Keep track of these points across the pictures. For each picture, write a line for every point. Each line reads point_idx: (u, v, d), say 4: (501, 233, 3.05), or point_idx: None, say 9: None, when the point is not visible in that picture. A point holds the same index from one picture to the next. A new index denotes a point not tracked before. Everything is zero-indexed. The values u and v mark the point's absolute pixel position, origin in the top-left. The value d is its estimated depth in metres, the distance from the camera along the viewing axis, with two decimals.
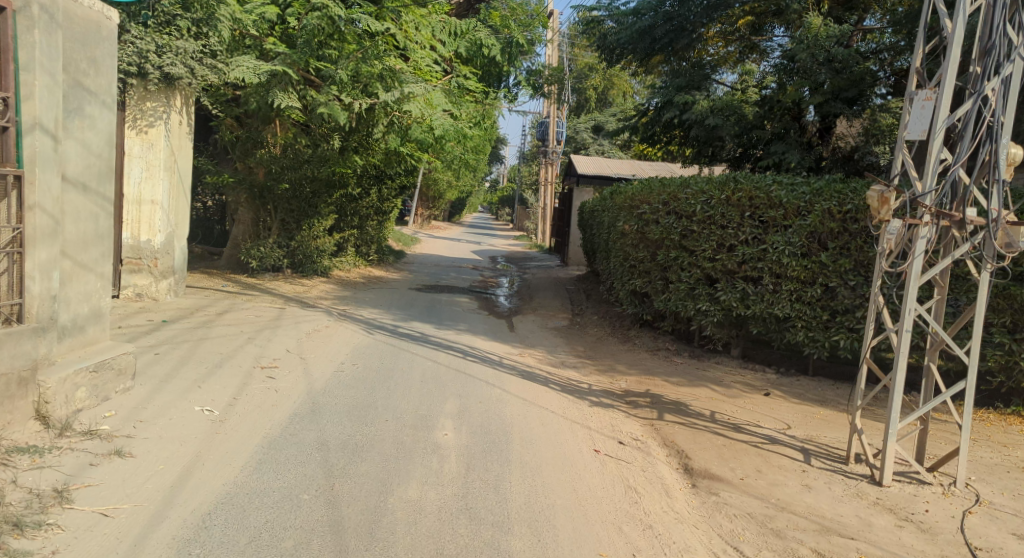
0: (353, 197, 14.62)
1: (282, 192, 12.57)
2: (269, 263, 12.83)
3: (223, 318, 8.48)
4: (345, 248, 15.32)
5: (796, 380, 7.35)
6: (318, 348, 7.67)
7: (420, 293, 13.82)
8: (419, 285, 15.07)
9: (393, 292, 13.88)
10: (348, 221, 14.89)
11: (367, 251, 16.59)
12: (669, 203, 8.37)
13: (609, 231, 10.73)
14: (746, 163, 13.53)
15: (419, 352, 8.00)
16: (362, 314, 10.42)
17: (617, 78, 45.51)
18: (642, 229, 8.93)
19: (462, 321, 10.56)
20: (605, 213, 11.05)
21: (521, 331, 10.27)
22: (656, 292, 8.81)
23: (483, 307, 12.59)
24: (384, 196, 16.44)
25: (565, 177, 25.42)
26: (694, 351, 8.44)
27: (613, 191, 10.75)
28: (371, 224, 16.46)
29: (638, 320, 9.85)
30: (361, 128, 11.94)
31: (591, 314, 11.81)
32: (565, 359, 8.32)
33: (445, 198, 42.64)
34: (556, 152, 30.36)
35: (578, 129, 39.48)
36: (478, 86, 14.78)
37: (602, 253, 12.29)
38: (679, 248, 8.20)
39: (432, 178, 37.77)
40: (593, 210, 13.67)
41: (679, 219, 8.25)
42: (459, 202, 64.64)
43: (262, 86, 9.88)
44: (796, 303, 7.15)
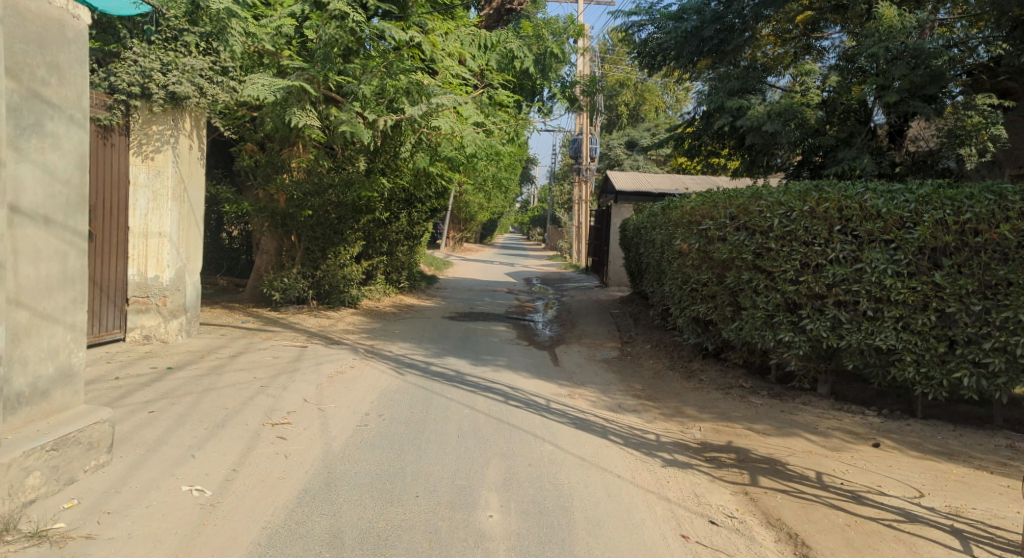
0: (381, 221, 13.80)
1: (305, 218, 11.68)
2: (294, 295, 12.05)
3: (236, 361, 7.59)
4: (374, 276, 14.50)
5: (903, 424, 6.17)
6: (341, 395, 6.71)
7: (455, 323, 12.90)
8: (453, 313, 14.16)
9: (425, 321, 12.99)
10: (377, 246, 14.08)
11: (397, 278, 15.76)
12: (739, 217, 7.31)
13: (662, 250, 9.66)
14: (805, 172, 12.38)
15: (457, 397, 7.00)
16: (392, 349, 9.51)
17: (649, 92, 44.52)
18: (705, 248, 7.88)
19: (502, 355, 9.56)
20: (656, 230, 9.99)
21: (567, 364, 9.23)
22: (724, 320, 7.71)
23: (523, 337, 11.61)
24: (414, 220, 15.62)
25: (602, 194, 24.35)
26: (772, 388, 7.31)
27: (666, 206, 9.70)
28: (401, 249, 15.64)
29: (701, 351, 8.74)
30: (388, 147, 11.15)
31: (642, 342, 10.72)
32: (623, 400, 7.26)
33: (476, 220, 41.93)
34: (590, 169, 29.41)
35: (611, 145, 38.46)
36: (510, 99, 13.91)
37: (651, 276, 11.23)
38: (753, 269, 7.10)
39: (464, 200, 37.08)
40: (638, 227, 12.62)
41: (751, 235, 7.17)
42: (491, 223, 64.05)
43: (278, 104, 9.07)
44: (903, 332, 5.99)
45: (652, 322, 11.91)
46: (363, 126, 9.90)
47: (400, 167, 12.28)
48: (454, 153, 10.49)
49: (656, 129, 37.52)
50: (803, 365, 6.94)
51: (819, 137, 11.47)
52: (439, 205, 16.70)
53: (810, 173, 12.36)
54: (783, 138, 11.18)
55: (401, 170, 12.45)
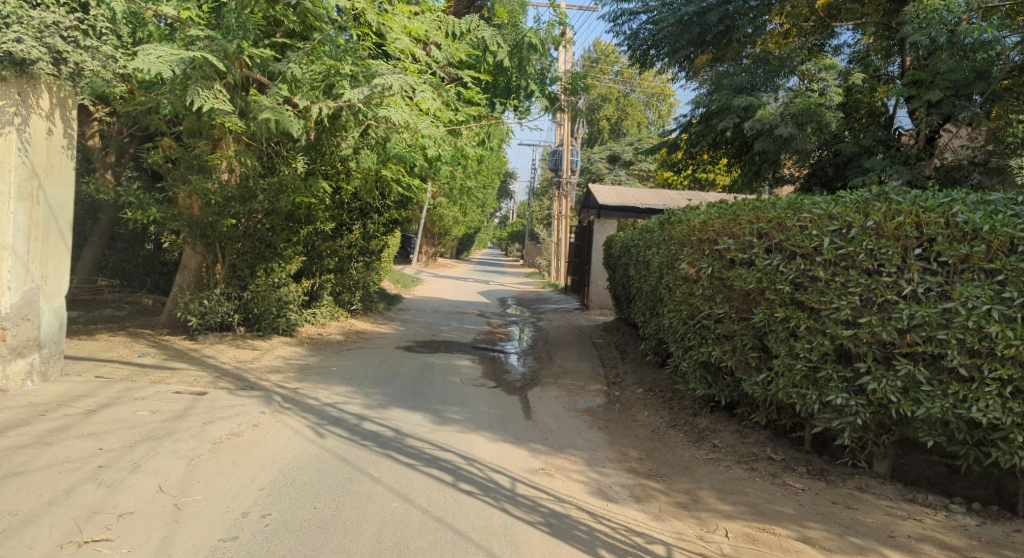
0: (327, 233, 11.87)
1: (229, 228, 9.81)
2: (215, 320, 10.11)
3: (91, 419, 5.57)
4: (319, 296, 12.55)
5: (1010, 530, 4.34)
6: (222, 478, 4.73)
7: (411, 354, 11.01)
8: (410, 340, 12.24)
9: (375, 352, 11.04)
10: (322, 263, 12.13)
11: (348, 299, 13.83)
12: (772, 235, 5.53)
13: (661, 274, 7.86)
14: (817, 184, 10.80)
15: (389, 478, 5.05)
16: (321, 395, 7.55)
17: (632, 106, 43.34)
18: (722, 273, 6.11)
19: (460, 403, 7.64)
20: (652, 250, 8.20)
21: (540, 416, 7.33)
22: (746, 369, 5.89)
23: (489, 373, 9.74)
24: (371, 234, 13.70)
25: (581, 209, 22.66)
26: (811, 463, 5.46)
27: (665, 219, 7.93)
28: (354, 266, 13.72)
29: (711, 404, 6.91)
30: (329, 140, 9.29)
31: (632, 385, 8.88)
32: (616, 479, 5.36)
33: (452, 235, 40.09)
34: (571, 182, 27.79)
35: (593, 159, 36.98)
36: (480, 96, 12.15)
37: (644, 306, 9.43)
38: (791, 306, 5.30)
39: (437, 213, 35.28)
40: (627, 246, 10.86)
41: (789, 259, 5.41)
42: (467, 238, 62.27)
43: (177, 81, 7.23)
44: (1012, 402, 4.15)
45: (643, 359, 10.10)
46: (292, 114, 8.03)
47: (346, 168, 10.40)
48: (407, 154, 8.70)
49: (640, 144, 36.25)
50: (858, 436, 5.11)
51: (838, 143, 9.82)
52: (403, 217, 14.84)
53: (823, 186, 10.74)
54: (798, 144, 9.54)
55: (349, 173, 10.64)
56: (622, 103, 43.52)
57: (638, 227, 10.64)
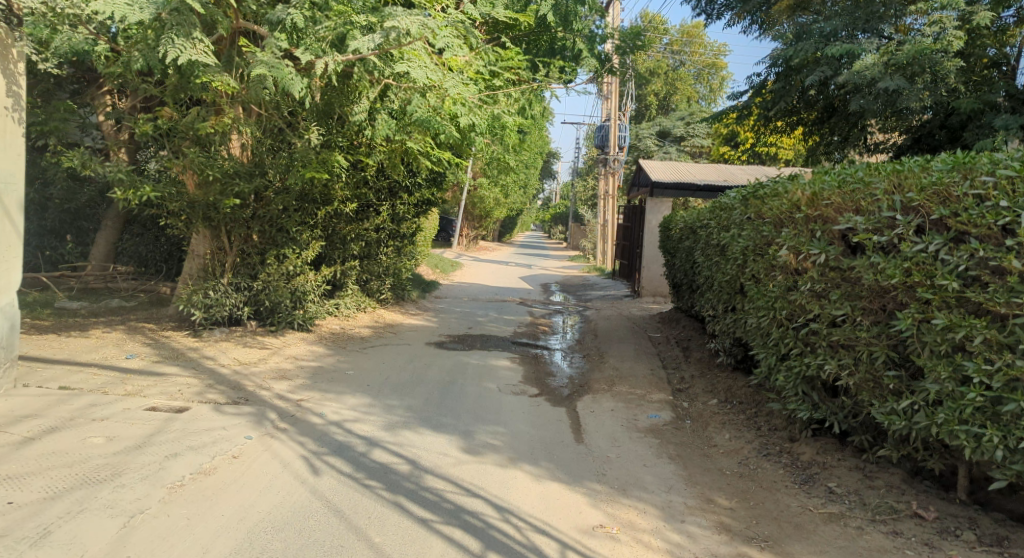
0: (348, 214, 10.59)
1: (232, 210, 8.65)
2: (220, 315, 8.99)
3: (22, 453, 4.38)
4: (343, 285, 11.31)
5: None
6: (162, 549, 3.43)
7: (442, 352, 9.69)
8: (442, 334, 10.92)
9: (402, 349, 9.74)
10: (344, 248, 10.87)
11: (376, 288, 12.60)
12: (926, 208, 3.75)
13: (744, 261, 6.29)
14: (921, 148, 9.07)
15: (394, 547, 3.68)
16: (328, 410, 6.25)
17: (682, 80, 41.17)
18: (839, 261, 4.54)
19: (495, 420, 6.25)
20: (731, 231, 6.62)
21: (595, 439, 5.90)
22: (874, 392, 4.31)
23: (530, 377, 8.34)
24: (400, 216, 12.39)
25: (631, 188, 21.01)
26: (981, 524, 3.88)
27: (749, 192, 6.33)
28: (383, 251, 12.47)
29: (817, 429, 5.35)
30: (343, 103, 7.99)
31: (704, 395, 7.36)
32: (703, 546, 3.89)
33: (493, 217, 38.76)
34: (619, 159, 26.11)
35: (641, 135, 35.06)
36: (521, 57, 10.71)
37: (717, 297, 7.88)
38: (959, 311, 3.55)
39: (477, 194, 33.98)
40: (692, 225, 9.28)
41: (953, 243, 3.62)
42: (510, 220, 60.88)
43: (152, 32, 6.07)
44: None
45: (713, 361, 8.56)
46: (293, 71, 6.76)
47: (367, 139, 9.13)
48: (431, 120, 7.37)
49: (691, 118, 34.30)
50: None
51: (953, 98, 8.07)
52: (436, 198, 13.47)
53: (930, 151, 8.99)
54: (908, 100, 7.81)
55: (372, 143, 9.35)
56: (671, 76, 41.39)
57: (704, 205, 9.06)
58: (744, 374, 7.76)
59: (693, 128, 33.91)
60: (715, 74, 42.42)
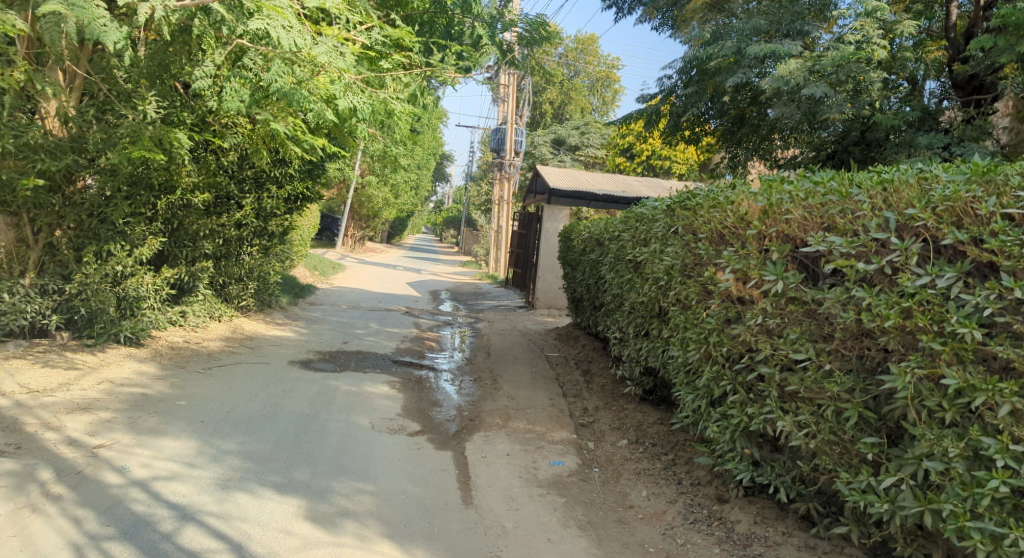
0: (199, 207, 8.84)
1: (34, 192, 6.77)
2: (14, 325, 7.02)
3: None
4: (192, 290, 9.46)
5: None
6: None
7: (307, 373, 8.22)
8: (311, 349, 9.41)
9: (259, 368, 8.12)
10: (194, 246, 9.06)
11: (236, 293, 10.84)
12: (932, 231, 2.88)
13: (668, 283, 5.36)
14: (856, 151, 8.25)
15: None
16: (134, 462, 4.69)
17: (577, 90, 41.18)
18: (799, 293, 3.64)
19: (362, 473, 4.95)
20: (652, 246, 5.71)
21: (486, 500, 4.74)
22: (841, 460, 3.42)
23: (410, 407, 7.07)
24: (267, 211, 10.70)
25: (526, 194, 20.17)
26: None
27: (676, 202, 5.41)
28: (246, 250, 10.74)
29: (754, 491, 4.46)
30: (187, 61, 6.43)
31: (612, 435, 6.39)
32: None
33: (382, 218, 36.88)
34: (515, 164, 25.25)
35: (536, 141, 34.45)
36: (413, 38, 9.44)
37: (627, 318, 6.98)
38: (978, 370, 2.69)
39: (364, 192, 32.07)
40: (600, 236, 8.38)
41: (969, 279, 2.77)
42: (400, 222, 58.80)
43: None
44: None
45: (620, 391, 7.65)
46: (107, 15, 5.17)
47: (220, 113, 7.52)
48: (292, 92, 5.98)
49: (587, 128, 34.11)
50: None
51: (871, 111, 7.63)
52: (314, 193, 11.83)
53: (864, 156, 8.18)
54: (831, 109, 7.25)
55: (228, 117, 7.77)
56: (567, 86, 41.32)
57: (614, 214, 8.18)
58: (655, 410, 6.87)
59: (588, 138, 33.77)
60: (608, 88, 42.75)
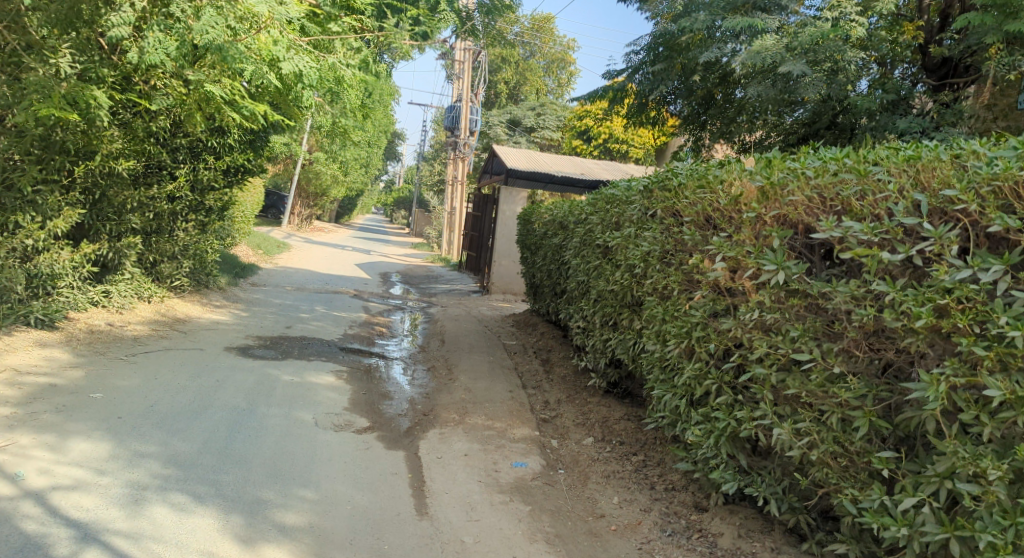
0: (126, 175, 7.96)
1: None
2: None
3: None
4: (117, 268, 8.59)
5: None
6: None
7: (245, 361, 7.53)
8: (250, 334, 8.70)
9: (190, 355, 7.39)
10: (119, 220, 8.16)
11: (168, 272, 9.97)
12: (973, 218, 2.50)
13: (645, 270, 4.94)
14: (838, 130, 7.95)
15: None
16: (31, 468, 4.00)
17: (532, 70, 40.55)
18: (803, 285, 3.24)
19: (302, 479, 4.38)
20: (626, 230, 5.27)
21: (444, 510, 4.24)
22: (847, 474, 3.05)
23: (358, 400, 6.51)
24: (204, 183, 9.86)
25: (481, 174, 19.60)
26: None
27: (655, 181, 4.98)
28: (179, 226, 9.88)
29: (738, 500, 4.09)
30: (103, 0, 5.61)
31: (577, 432, 5.98)
32: None
33: (330, 196, 35.65)
34: (469, 144, 24.56)
35: (491, 121, 33.74)
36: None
37: (594, 306, 6.56)
38: None
39: (312, 168, 30.82)
40: (564, 218, 7.93)
41: (1015, 274, 2.40)
42: (349, 200, 57.23)
43: None
44: None
45: (583, 384, 7.24)
46: None
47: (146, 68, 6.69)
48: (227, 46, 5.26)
49: (542, 109, 33.58)
50: None
51: (848, 94, 7.35)
52: (256, 165, 11.01)
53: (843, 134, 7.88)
54: (808, 89, 6.93)
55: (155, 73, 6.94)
56: (522, 66, 40.65)
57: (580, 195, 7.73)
58: (621, 405, 6.48)
59: (544, 119, 33.25)
60: (564, 70, 42.24)
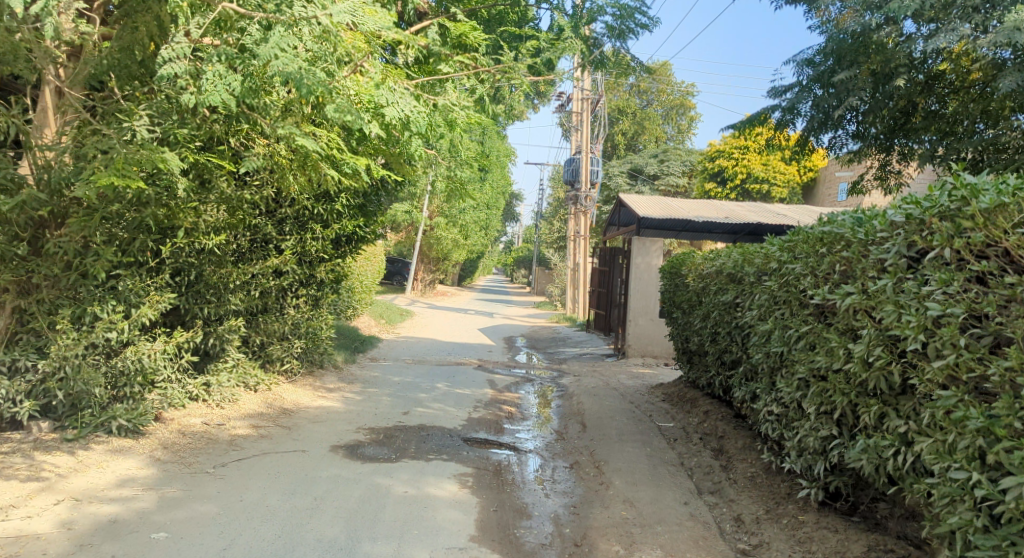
0: (220, 249, 7.11)
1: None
2: None
3: None
4: (219, 354, 7.75)
5: None
6: None
7: (352, 462, 6.26)
8: (361, 425, 7.50)
9: (290, 457, 6.21)
10: (218, 302, 7.29)
11: (279, 354, 9.11)
12: None
13: (921, 344, 3.12)
14: None
15: None
16: None
17: (650, 119, 39.10)
18: None
19: None
20: (873, 283, 3.50)
21: None
22: None
23: (487, 522, 4.97)
24: (312, 255, 9.03)
25: (607, 226, 18.09)
26: None
27: (924, 207, 3.21)
28: (288, 302, 9.06)
29: None
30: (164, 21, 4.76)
31: None
32: None
33: (452, 260, 35.45)
34: (592, 196, 23.18)
35: (612, 172, 32.42)
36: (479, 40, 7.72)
37: (804, 388, 4.71)
38: None
39: (434, 233, 30.78)
40: (739, 269, 6.16)
41: None
42: (470, 263, 57.60)
43: None
44: None
45: (786, 491, 5.31)
46: None
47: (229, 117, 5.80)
48: (302, 74, 4.11)
49: (665, 155, 31.86)
50: None
51: None
52: (368, 233, 10.10)
53: None
54: None
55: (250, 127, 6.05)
56: (639, 115, 39.34)
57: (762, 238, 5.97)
58: (855, 531, 4.50)
59: (668, 165, 31.47)
60: (684, 115, 40.46)
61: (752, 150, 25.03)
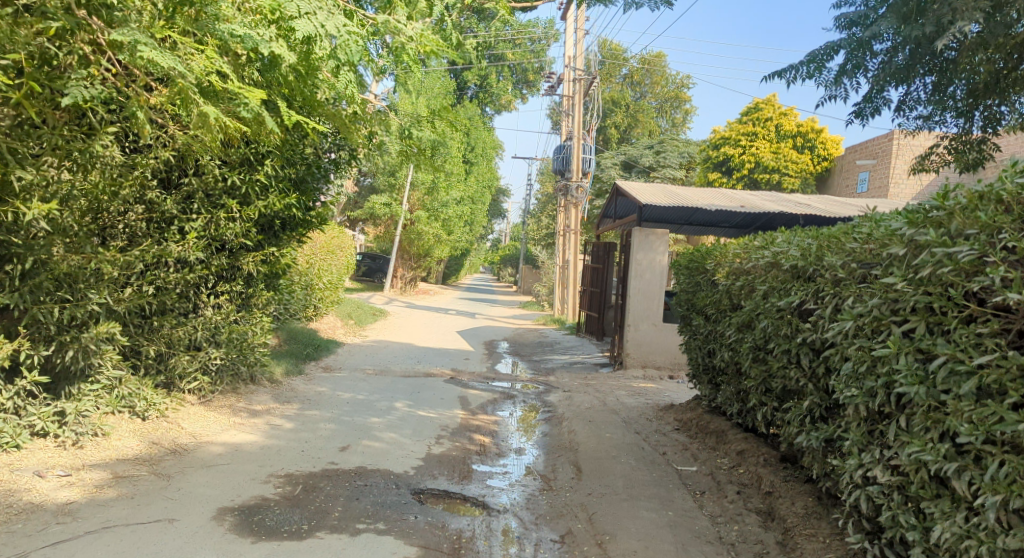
0: (77, 219, 5.24)
1: None
2: None
3: None
4: (90, 373, 5.68)
5: None
6: None
7: (240, 535, 4.23)
8: (274, 470, 5.47)
9: (145, 531, 4.17)
10: (75, 299, 5.25)
11: (186, 368, 7.06)
12: None
13: None
14: None
15: None
16: None
17: (644, 112, 37.28)
18: None
19: None
20: None
21: None
22: None
23: None
24: (230, 240, 7.03)
25: (601, 219, 16.17)
26: None
27: None
28: (198, 299, 7.05)
29: None
30: None
31: None
32: None
33: (434, 258, 33.38)
34: (584, 187, 21.23)
35: (604, 166, 30.55)
36: None
37: (967, 459, 2.75)
38: None
39: (414, 228, 28.71)
40: (817, 261, 4.20)
41: None
42: (455, 261, 55.67)
43: None
44: None
45: None
46: None
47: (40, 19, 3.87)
48: None
49: (661, 147, 30.03)
50: None
51: None
52: (310, 216, 8.08)
53: None
54: None
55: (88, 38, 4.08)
56: (633, 108, 37.56)
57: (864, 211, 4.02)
58: None
59: (664, 158, 29.63)
60: (678, 109, 38.68)
61: (761, 138, 24.08)
